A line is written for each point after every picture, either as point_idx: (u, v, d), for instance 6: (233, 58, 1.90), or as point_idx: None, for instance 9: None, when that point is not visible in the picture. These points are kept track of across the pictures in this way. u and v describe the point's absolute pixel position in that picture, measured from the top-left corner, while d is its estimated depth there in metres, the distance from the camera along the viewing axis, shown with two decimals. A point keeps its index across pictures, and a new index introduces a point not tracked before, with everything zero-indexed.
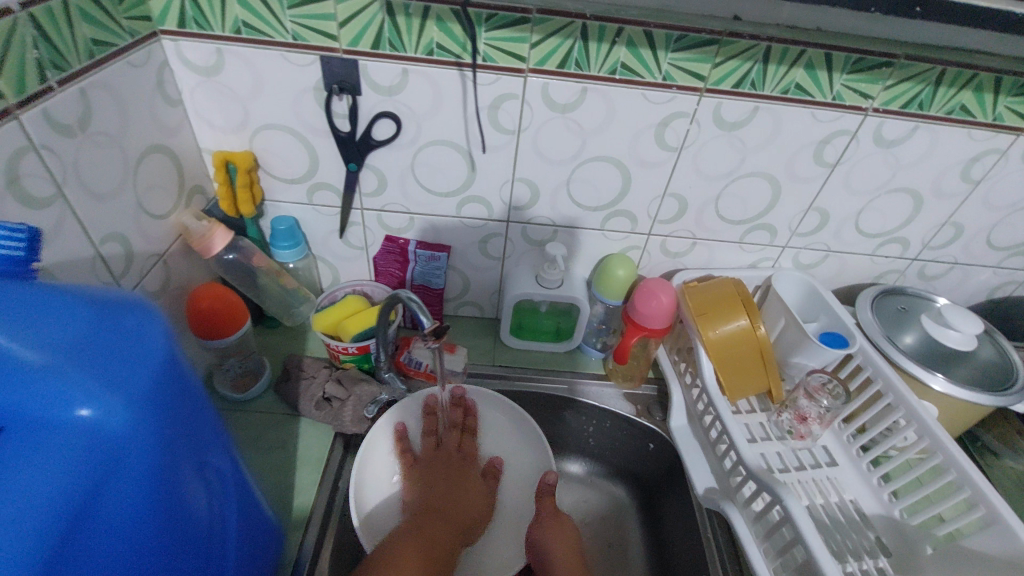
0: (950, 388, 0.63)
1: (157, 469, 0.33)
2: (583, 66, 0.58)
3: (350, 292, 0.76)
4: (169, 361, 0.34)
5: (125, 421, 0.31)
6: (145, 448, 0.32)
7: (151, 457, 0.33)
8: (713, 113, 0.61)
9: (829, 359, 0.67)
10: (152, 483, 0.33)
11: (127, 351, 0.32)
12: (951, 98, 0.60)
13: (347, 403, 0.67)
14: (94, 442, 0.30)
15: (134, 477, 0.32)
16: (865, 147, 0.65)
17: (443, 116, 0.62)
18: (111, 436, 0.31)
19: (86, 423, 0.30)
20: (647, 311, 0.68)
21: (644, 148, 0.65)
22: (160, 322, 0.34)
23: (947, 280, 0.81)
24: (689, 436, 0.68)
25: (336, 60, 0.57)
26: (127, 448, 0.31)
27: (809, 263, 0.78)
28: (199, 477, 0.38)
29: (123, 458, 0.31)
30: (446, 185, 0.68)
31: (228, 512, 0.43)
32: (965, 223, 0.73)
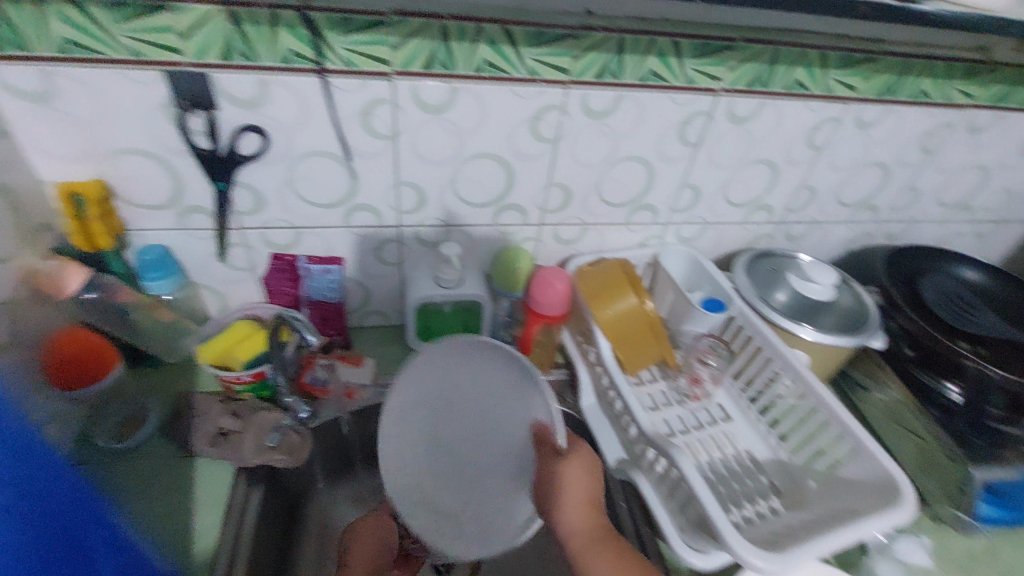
0: (818, 336, 0.70)
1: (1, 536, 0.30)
2: (450, 66, 0.58)
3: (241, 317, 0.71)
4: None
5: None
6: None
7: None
8: (579, 103, 0.63)
9: (714, 323, 0.73)
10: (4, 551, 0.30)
11: None
12: (786, 77, 0.66)
13: (247, 435, 0.63)
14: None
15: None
16: (724, 128, 0.70)
17: (314, 126, 0.59)
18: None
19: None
20: (544, 299, 0.70)
21: (522, 142, 0.66)
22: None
23: (810, 238, 0.89)
24: (599, 413, 0.72)
25: (185, 75, 0.54)
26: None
27: (690, 238, 0.83)
28: (62, 540, 0.34)
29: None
30: (330, 198, 0.66)
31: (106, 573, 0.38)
32: (817, 185, 0.81)
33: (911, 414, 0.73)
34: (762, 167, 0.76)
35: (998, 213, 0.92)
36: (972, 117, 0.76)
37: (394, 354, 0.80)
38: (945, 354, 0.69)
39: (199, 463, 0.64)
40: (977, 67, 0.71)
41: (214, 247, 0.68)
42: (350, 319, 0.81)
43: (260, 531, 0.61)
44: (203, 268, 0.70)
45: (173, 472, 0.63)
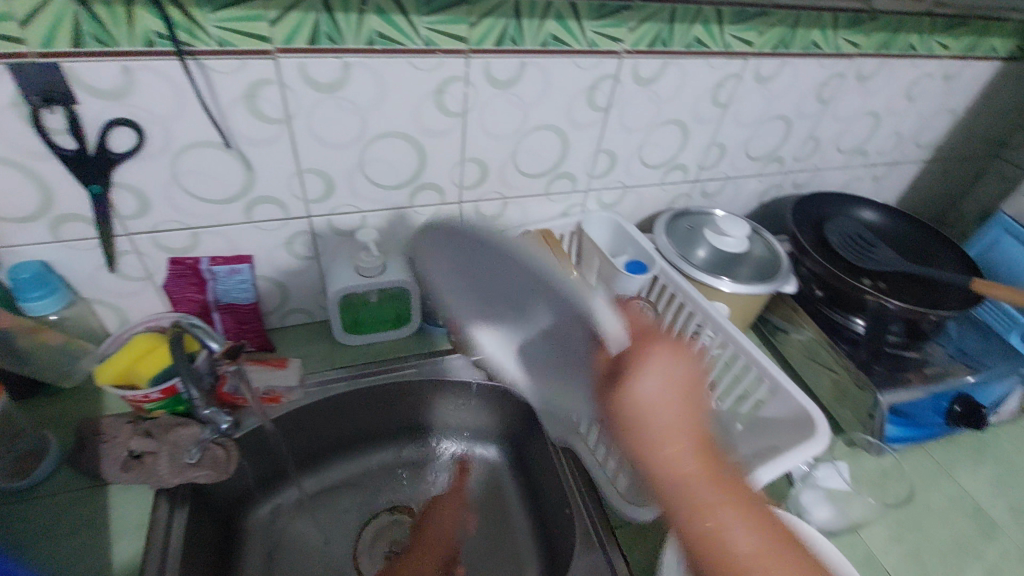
0: (735, 287, 0.72)
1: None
2: (338, 40, 0.54)
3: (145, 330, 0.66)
4: None
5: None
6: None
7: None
8: (482, 73, 0.61)
9: (640, 284, 0.74)
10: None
11: None
12: (686, 34, 0.67)
13: (161, 455, 0.59)
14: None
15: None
16: (631, 91, 0.70)
17: (195, 116, 0.54)
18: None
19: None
20: (468, 279, 0.69)
21: (428, 117, 0.63)
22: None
23: (725, 193, 0.92)
24: (537, 385, 0.72)
25: (31, 67, 0.47)
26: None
27: (611, 203, 0.84)
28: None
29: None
30: (225, 192, 0.61)
31: None
32: (726, 141, 0.83)
33: (824, 351, 0.77)
34: (672, 127, 0.77)
35: (889, 155, 0.99)
36: (860, 66, 0.80)
37: (321, 351, 0.77)
38: (849, 292, 0.74)
39: (113, 489, 0.59)
40: (861, 16, 0.74)
41: (100, 258, 0.62)
42: (270, 319, 0.76)
43: (188, 552, 0.58)
44: (92, 282, 0.64)
45: (83, 504, 0.58)
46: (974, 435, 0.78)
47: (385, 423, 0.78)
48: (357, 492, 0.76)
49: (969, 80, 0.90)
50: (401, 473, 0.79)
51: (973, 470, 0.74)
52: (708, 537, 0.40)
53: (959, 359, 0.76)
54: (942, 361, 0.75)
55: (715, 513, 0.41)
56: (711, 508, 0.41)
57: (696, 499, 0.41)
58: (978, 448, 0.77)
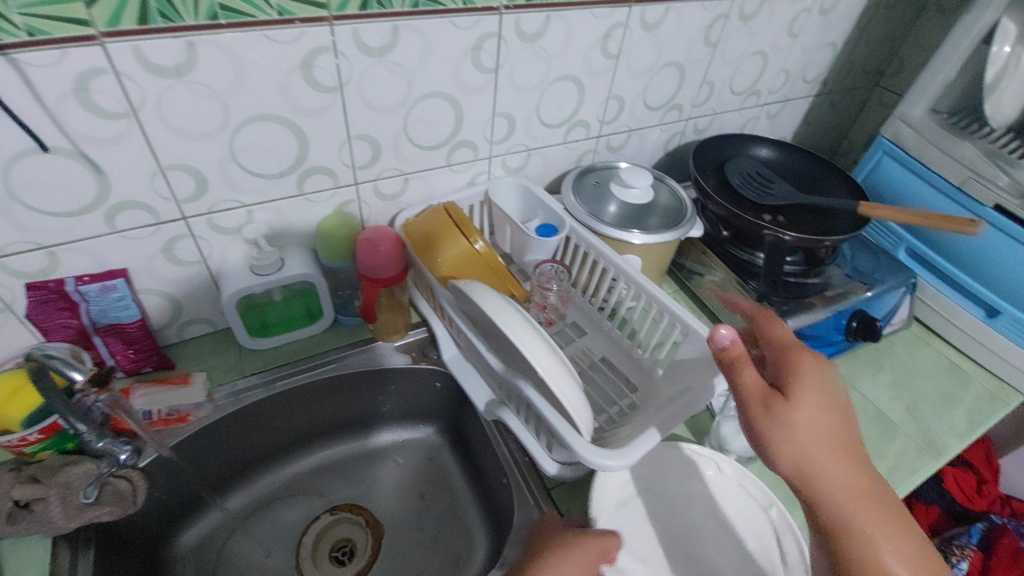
0: (645, 238, 0.73)
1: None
2: (174, 17, 0.48)
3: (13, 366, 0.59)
4: None
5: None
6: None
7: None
8: (351, 42, 0.57)
9: (552, 247, 0.74)
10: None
11: None
12: None
13: (52, 500, 0.52)
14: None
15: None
16: (517, 48, 0.68)
17: (15, 118, 0.47)
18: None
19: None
20: (373, 264, 0.66)
21: (298, 94, 0.58)
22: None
23: (630, 145, 0.93)
24: (461, 362, 0.71)
25: None
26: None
27: (517, 167, 0.82)
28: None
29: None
30: (78, 202, 0.54)
31: None
32: (623, 93, 0.82)
33: (734, 288, 0.80)
34: (566, 83, 0.76)
35: (780, 92, 1.02)
36: (741, 5, 0.81)
37: (229, 359, 0.72)
38: (750, 229, 0.77)
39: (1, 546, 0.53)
40: None
41: None
42: (166, 333, 0.70)
43: None
44: None
45: None
46: (873, 346, 0.85)
47: (312, 422, 0.75)
48: (296, 497, 0.74)
49: (843, 12, 0.93)
50: (342, 471, 0.77)
51: (873, 380, 0.80)
52: (866, 560, 0.38)
53: (856, 278, 0.81)
54: (842, 282, 0.80)
55: (881, 534, 0.39)
56: (872, 533, 0.39)
57: (864, 520, 0.39)
58: (876, 357, 0.83)
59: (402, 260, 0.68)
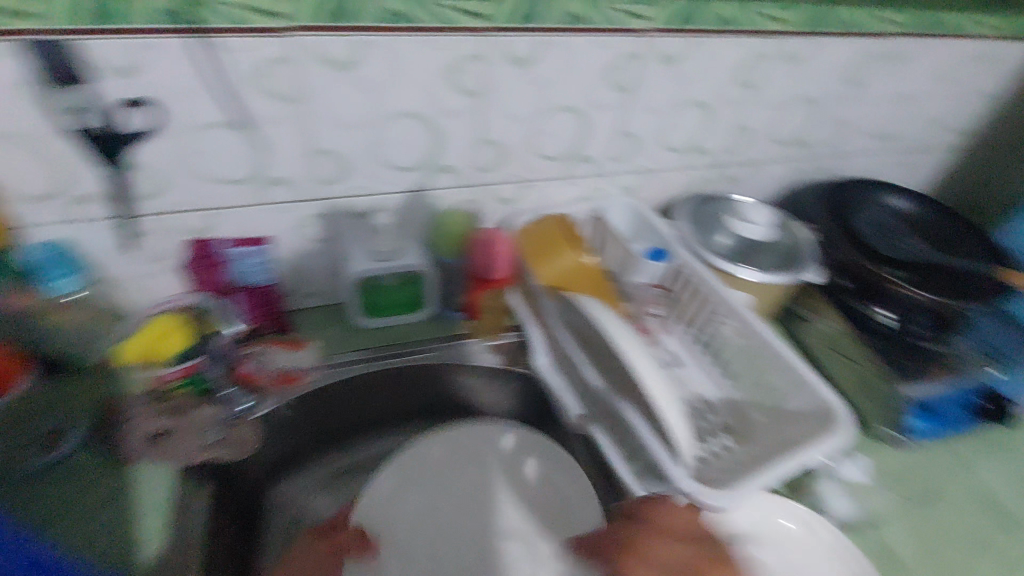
0: (758, 276, 0.71)
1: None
2: (353, 16, 0.52)
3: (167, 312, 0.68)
4: None
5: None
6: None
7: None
8: (501, 52, 0.59)
9: (658, 272, 0.73)
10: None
11: None
12: (712, 12, 0.64)
13: (182, 433, 0.60)
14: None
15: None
16: (654, 71, 0.67)
17: (209, 94, 0.53)
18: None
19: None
20: (484, 263, 0.70)
21: (444, 98, 0.61)
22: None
23: (751, 179, 0.89)
24: (554, 373, 0.71)
25: (44, 44, 0.46)
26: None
27: (632, 187, 0.82)
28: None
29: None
30: (242, 173, 0.60)
31: None
32: (751, 124, 0.80)
33: (849, 341, 0.76)
34: (696, 109, 0.75)
35: (920, 141, 0.95)
36: (893, 46, 0.77)
37: (339, 334, 0.76)
38: (878, 283, 0.72)
39: (138, 471, 0.59)
40: None
41: (120, 238, 0.62)
42: (289, 301, 0.76)
43: (213, 531, 0.59)
44: (113, 262, 0.64)
45: (106, 486, 0.58)
46: (1002, 431, 0.76)
47: (401, 406, 0.78)
48: (379, 491, 0.68)
49: (1009, 60, 0.86)
50: (424, 468, 0.70)
51: (999, 466, 0.72)
52: None
53: (993, 354, 0.74)
54: (974, 355, 0.73)
55: None
56: None
57: None
58: (1005, 444, 0.75)
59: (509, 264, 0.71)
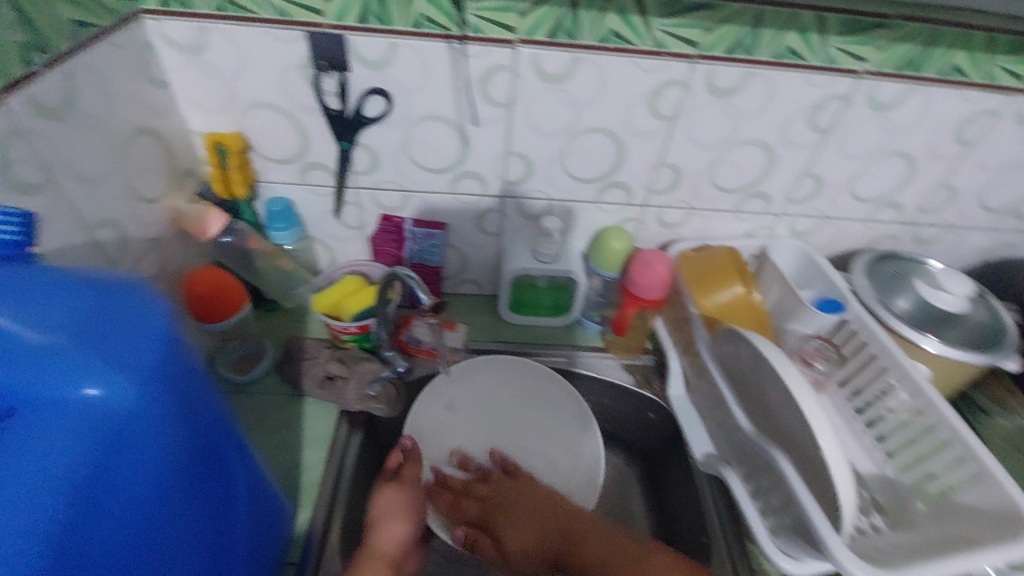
0: (941, 348, 0.65)
1: (53, 504, 0.29)
2: (576, 35, 0.56)
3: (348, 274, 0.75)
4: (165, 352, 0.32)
5: (130, 401, 0.30)
6: (62, 423, 0.30)
7: (159, 431, 0.32)
8: (704, 79, 0.60)
9: (823, 324, 0.69)
10: (41, 524, 0.28)
11: (130, 330, 0.31)
12: (942, 62, 0.60)
13: (350, 381, 0.68)
14: (97, 421, 0.30)
15: (27, 472, 0.29)
16: (861, 114, 0.64)
17: (434, 90, 0.60)
18: (120, 419, 0.30)
19: (46, 397, 0.30)
20: (644, 282, 0.69)
21: (637, 118, 0.63)
22: (164, 305, 0.33)
23: (942, 243, 0.81)
24: (688, 405, 0.70)
25: (323, 35, 0.55)
26: (133, 426, 0.31)
27: (803, 231, 0.78)
28: (204, 485, 0.37)
29: (26, 447, 0.29)
30: (441, 162, 0.67)
31: (240, 493, 0.42)
32: (959, 185, 0.73)
33: None
34: (897, 160, 0.69)
35: None
36: None
37: (486, 322, 0.82)
38: None
39: (307, 404, 0.69)
40: None
41: (330, 204, 0.72)
42: (446, 283, 0.83)
43: (355, 473, 0.66)
44: (319, 222, 0.74)
45: (281, 411, 0.67)
46: None
47: None
48: (471, 454, 0.73)
49: None
50: (513, 446, 0.74)
51: None
52: None
53: None
54: None
55: None
56: None
57: None
58: None
59: (668, 286, 0.70)
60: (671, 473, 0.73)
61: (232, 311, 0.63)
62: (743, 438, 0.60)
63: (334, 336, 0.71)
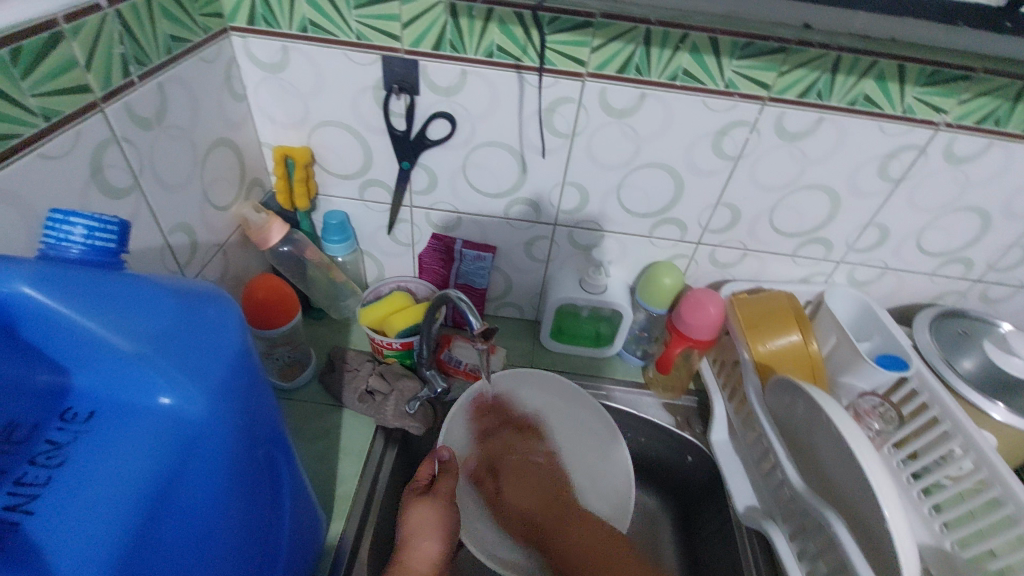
0: (1009, 417, 0.61)
1: (127, 510, 0.29)
2: (644, 72, 0.56)
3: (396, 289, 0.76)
4: (239, 364, 0.32)
5: (203, 413, 0.31)
6: (140, 432, 0.31)
7: (226, 443, 0.32)
8: (772, 122, 0.59)
9: (881, 381, 0.66)
10: (116, 533, 0.28)
11: (210, 342, 0.31)
12: None
13: (390, 397, 0.68)
14: (171, 431, 0.31)
15: (108, 478, 0.29)
16: (936, 167, 0.62)
17: (500, 117, 0.61)
18: (189, 429, 0.31)
19: (130, 404, 0.31)
20: (693, 321, 0.67)
21: (700, 156, 0.63)
22: (240, 317, 0.33)
23: (1011, 303, 0.77)
24: (731, 451, 0.68)
25: (398, 60, 0.57)
26: (203, 438, 0.31)
27: (861, 281, 0.75)
28: (258, 496, 0.37)
29: (108, 451, 0.30)
30: (497, 187, 0.68)
31: (285, 508, 0.42)
32: None
33: None
34: (971, 215, 0.66)
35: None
36: None
37: (526, 347, 0.81)
38: None
39: (346, 415, 0.69)
40: None
41: (384, 220, 0.73)
42: (488, 305, 0.83)
43: (387, 490, 0.65)
44: (372, 237, 0.75)
45: (320, 421, 0.68)
46: None
47: None
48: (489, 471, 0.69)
49: None
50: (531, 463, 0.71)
51: None
52: None
53: None
54: None
55: None
56: None
57: None
58: None
59: (719, 328, 0.68)
60: (708, 522, 0.70)
61: (286, 318, 0.64)
62: (791, 493, 0.58)
63: (377, 350, 0.72)
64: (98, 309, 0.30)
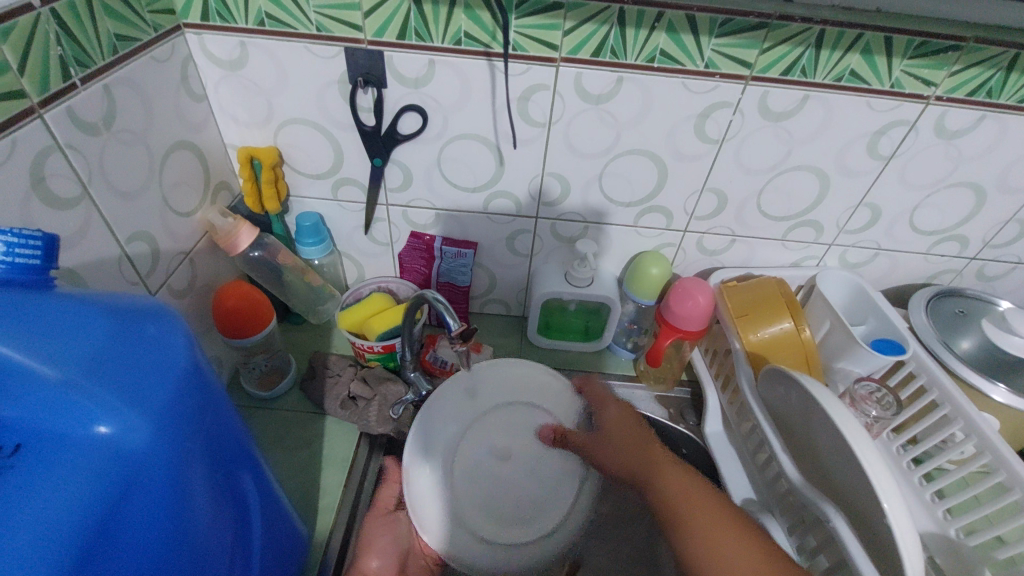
0: (1011, 398, 0.59)
1: (64, 548, 0.26)
2: (620, 54, 0.53)
3: (376, 290, 0.74)
4: (181, 381, 0.31)
5: (146, 438, 0.29)
6: (74, 463, 0.28)
7: (174, 468, 0.30)
8: (754, 102, 0.57)
9: (878, 366, 0.64)
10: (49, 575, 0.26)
11: (147, 360, 0.30)
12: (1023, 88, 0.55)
13: (373, 403, 0.66)
14: (109, 459, 0.29)
15: (37, 518, 0.26)
16: (927, 143, 0.60)
17: (473, 107, 0.58)
18: (127, 457, 0.29)
19: (61, 434, 0.29)
20: (682, 312, 0.65)
21: (683, 141, 0.60)
22: (183, 334, 0.32)
23: (1008, 280, 0.75)
24: (725, 443, 0.66)
25: (362, 52, 0.54)
26: (146, 464, 0.29)
27: (855, 263, 0.73)
28: (216, 524, 0.35)
29: (34, 489, 0.27)
30: (475, 181, 0.65)
31: (252, 532, 0.40)
32: None
33: None
34: (965, 191, 0.64)
35: None
36: None
37: (513, 344, 0.79)
38: None
39: (327, 423, 0.67)
40: None
41: (360, 220, 0.71)
42: (473, 303, 0.81)
43: (373, 498, 0.63)
44: (349, 238, 0.73)
45: (301, 429, 0.66)
46: None
47: None
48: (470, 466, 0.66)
49: None
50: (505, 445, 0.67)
51: None
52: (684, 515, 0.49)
53: None
54: None
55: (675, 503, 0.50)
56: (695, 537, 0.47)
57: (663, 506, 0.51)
58: None
59: (708, 317, 0.66)
60: None
61: (259, 325, 0.62)
62: (787, 485, 0.56)
63: (358, 354, 0.69)
64: (21, 331, 0.28)
